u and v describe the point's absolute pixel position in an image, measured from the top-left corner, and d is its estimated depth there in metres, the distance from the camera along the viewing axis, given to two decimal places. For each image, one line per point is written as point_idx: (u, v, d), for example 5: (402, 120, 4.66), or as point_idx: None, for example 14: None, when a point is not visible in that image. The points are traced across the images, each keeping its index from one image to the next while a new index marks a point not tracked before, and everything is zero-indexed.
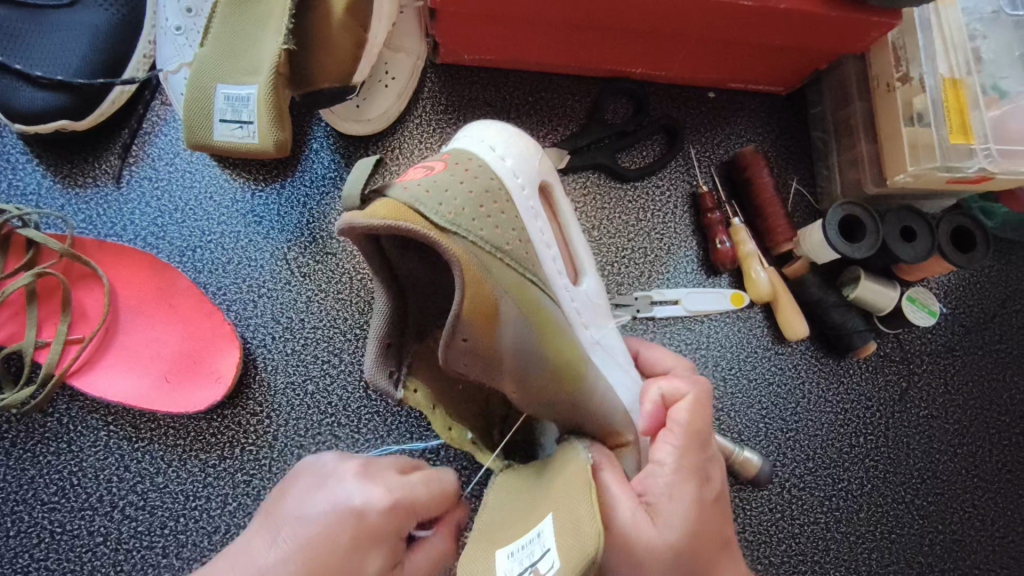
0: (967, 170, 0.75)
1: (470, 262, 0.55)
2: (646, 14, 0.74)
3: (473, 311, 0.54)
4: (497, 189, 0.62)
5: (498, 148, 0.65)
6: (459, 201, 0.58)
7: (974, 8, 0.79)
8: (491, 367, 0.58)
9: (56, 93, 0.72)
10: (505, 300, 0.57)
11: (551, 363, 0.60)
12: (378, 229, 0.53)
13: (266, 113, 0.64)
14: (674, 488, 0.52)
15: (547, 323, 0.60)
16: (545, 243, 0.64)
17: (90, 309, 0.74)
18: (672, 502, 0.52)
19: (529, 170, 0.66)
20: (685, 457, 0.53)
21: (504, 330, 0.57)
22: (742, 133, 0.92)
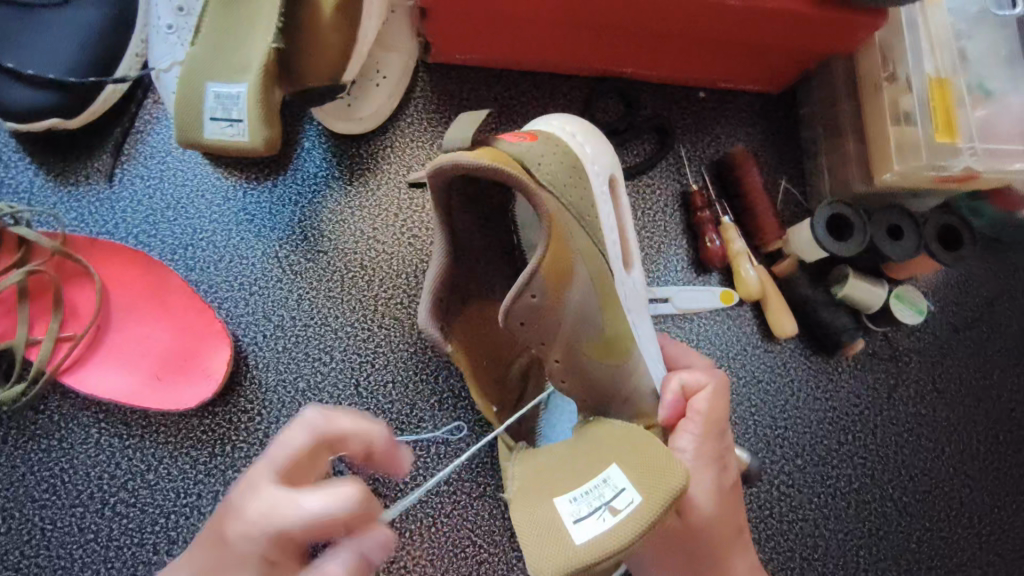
0: (953, 169, 0.76)
1: (556, 223, 0.59)
2: (635, 14, 0.75)
3: (548, 267, 0.58)
4: (579, 169, 0.64)
5: (579, 136, 0.68)
6: (552, 168, 0.61)
7: (960, 9, 0.80)
8: (554, 322, 0.61)
9: (48, 91, 0.72)
10: (572, 267, 0.60)
11: (607, 332, 0.63)
12: (480, 172, 0.56)
13: (256, 111, 0.65)
14: (697, 469, 0.58)
15: (610, 299, 0.64)
16: (609, 227, 0.66)
17: (81, 306, 0.74)
18: (699, 480, 0.57)
19: (604, 162, 0.68)
20: (703, 444, 0.58)
21: (571, 293, 0.61)
22: (733, 132, 0.93)
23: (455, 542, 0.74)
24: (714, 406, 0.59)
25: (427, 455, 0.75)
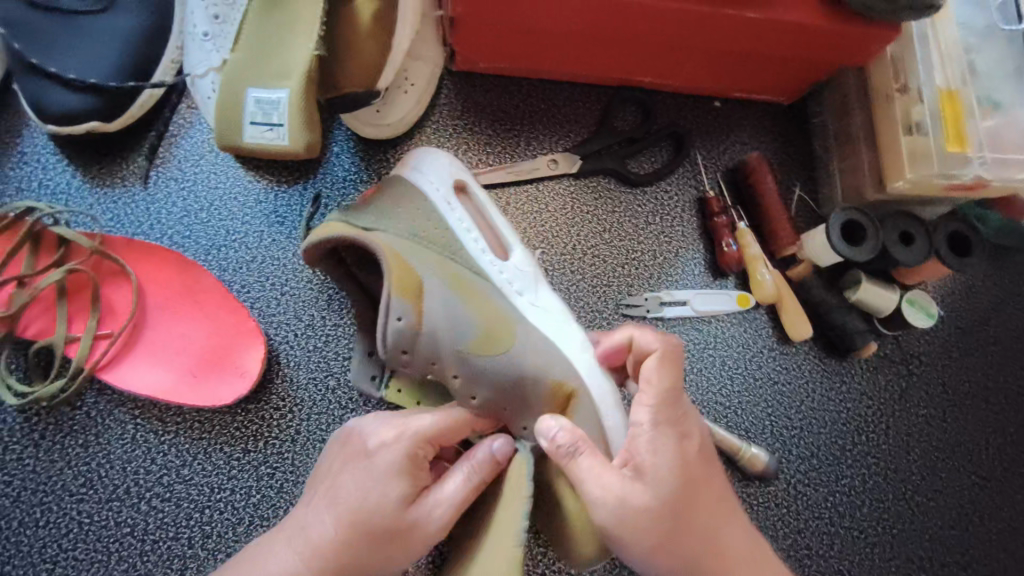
0: (964, 178, 0.79)
1: (391, 248, 0.66)
2: (658, 27, 0.78)
3: (400, 290, 0.65)
4: (414, 192, 0.72)
5: (420, 162, 0.74)
6: (382, 206, 0.70)
7: (970, 23, 0.83)
8: (430, 343, 0.68)
9: (89, 95, 0.74)
10: (427, 279, 0.68)
11: (481, 329, 0.68)
12: (318, 241, 0.66)
13: (298, 116, 0.67)
14: (655, 443, 0.59)
15: (474, 296, 0.69)
16: (465, 228, 0.72)
17: (118, 304, 0.76)
18: (655, 458, 0.58)
19: (443, 171, 0.73)
20: (659, 411, 0.60)
21: (428, 305, 0.67)
22: (747, 140, 0.95)
23: None
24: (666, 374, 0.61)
25: None
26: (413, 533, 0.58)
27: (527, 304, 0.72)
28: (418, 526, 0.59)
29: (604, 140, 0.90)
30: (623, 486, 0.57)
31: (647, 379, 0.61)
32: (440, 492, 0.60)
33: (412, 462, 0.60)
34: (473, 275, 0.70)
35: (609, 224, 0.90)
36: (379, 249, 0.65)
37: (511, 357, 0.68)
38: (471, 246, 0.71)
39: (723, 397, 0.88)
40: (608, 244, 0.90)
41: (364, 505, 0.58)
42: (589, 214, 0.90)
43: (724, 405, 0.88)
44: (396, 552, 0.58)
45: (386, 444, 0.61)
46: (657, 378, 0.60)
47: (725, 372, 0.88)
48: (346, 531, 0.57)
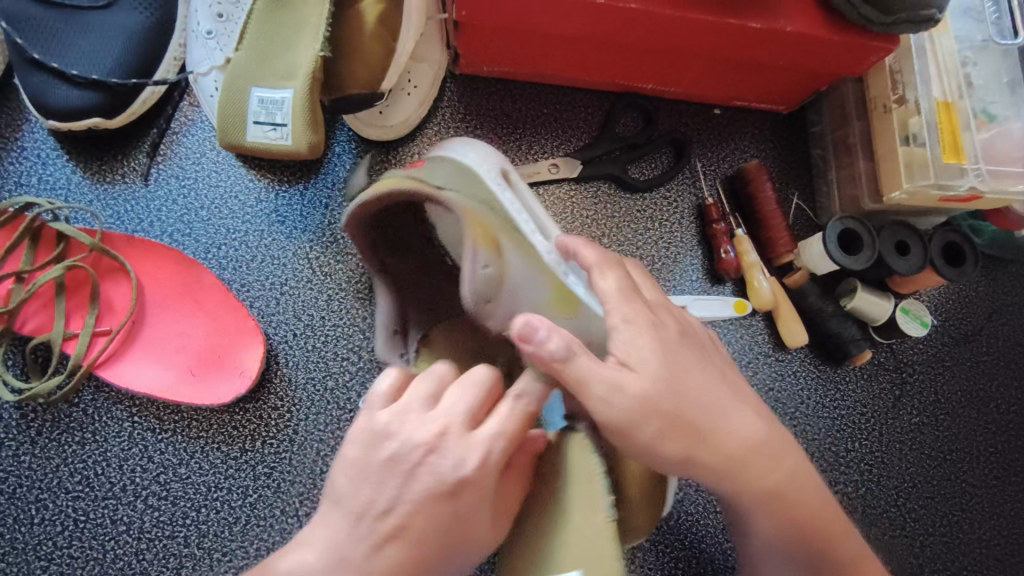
0: (960, 189, 0.80)
1: (470, 206, 0.66)
2: (660, 35, 0.78)
3: (478, 241, 0.66)
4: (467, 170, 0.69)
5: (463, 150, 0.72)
6: (443, 171, 0.68)
7: (966, 36, 0.84)
8: (510, 299, 0.68)
9: (91, 92, 0.74)
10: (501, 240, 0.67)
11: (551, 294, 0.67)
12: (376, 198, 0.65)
13: (302, 117, 0.67)
14: (635, 339, 0.57)
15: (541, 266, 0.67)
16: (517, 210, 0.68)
17: (117, 301, 0.75)
18: (639, 352, 0.56)
19: (489, 159, 0.72)
20: (627, 307, 0.58)
21: (506, 259, 0.67)
22: (746, 148, 0.96)
23: None
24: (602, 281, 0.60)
25: None
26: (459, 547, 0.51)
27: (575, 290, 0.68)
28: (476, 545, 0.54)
29: (605, 146, 0.91)
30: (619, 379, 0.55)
31: (600, 287, 0.60)
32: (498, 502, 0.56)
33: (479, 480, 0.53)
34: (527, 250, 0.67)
35: (609, 229, 0.91)
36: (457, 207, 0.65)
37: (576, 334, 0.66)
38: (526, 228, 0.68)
39: None
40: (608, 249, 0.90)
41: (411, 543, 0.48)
42: (589, 220, 0.91)
43: None
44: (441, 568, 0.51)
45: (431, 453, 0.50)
46: (607, 285, 0.59)
47: None
48: (381, 546, 0.49)
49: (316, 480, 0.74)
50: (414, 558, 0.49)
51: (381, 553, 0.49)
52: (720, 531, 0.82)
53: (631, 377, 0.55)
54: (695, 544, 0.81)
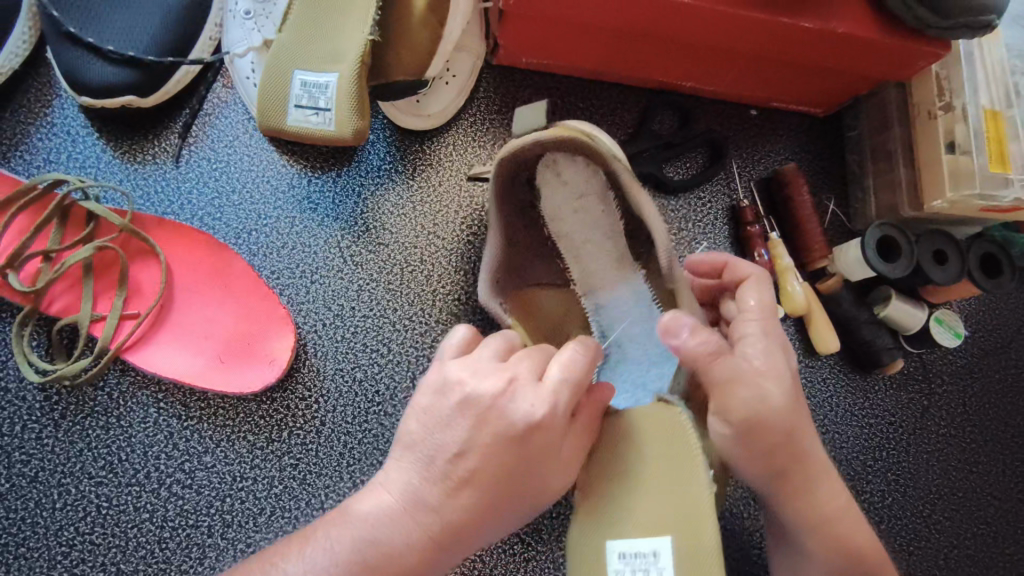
0: (1003, 199, 0.79)
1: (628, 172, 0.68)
2: (708, 31, 0.76)
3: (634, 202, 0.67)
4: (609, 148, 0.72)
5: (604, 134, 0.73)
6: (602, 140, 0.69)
7: (1016, 45, 0.84)
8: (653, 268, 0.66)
9: (127, 69, 0.73)
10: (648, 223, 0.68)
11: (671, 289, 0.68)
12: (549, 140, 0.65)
13: (348, 103, 0.65)
14: (768, 353, 0.58)
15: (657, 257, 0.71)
16: None
17: (145, 284, 0.74)
18: (769, 363, 0.58)
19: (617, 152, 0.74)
20: (766, 327, 0.60)
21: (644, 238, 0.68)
22: (781, 151, 0.95)
23: (504, 539, 0.76)
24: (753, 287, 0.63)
25: None
26: (536, 482, 0.51)
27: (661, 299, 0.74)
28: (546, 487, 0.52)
29: (642, 144, 0.89)
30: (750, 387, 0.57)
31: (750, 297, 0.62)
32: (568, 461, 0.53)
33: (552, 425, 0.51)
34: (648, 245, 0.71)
35: None
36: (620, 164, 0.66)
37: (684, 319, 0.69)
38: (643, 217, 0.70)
39: None
40: None
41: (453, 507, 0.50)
42: None
43: None
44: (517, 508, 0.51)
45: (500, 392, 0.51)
46: (755, 296, 0.62)
47: None
48: (458, 488, 0.50)
49: (341, 473, 0.73)
50: (498, 496, 0.50)
51: (455, 498, 0.50)
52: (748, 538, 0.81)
53: (760, 387, 0.57)
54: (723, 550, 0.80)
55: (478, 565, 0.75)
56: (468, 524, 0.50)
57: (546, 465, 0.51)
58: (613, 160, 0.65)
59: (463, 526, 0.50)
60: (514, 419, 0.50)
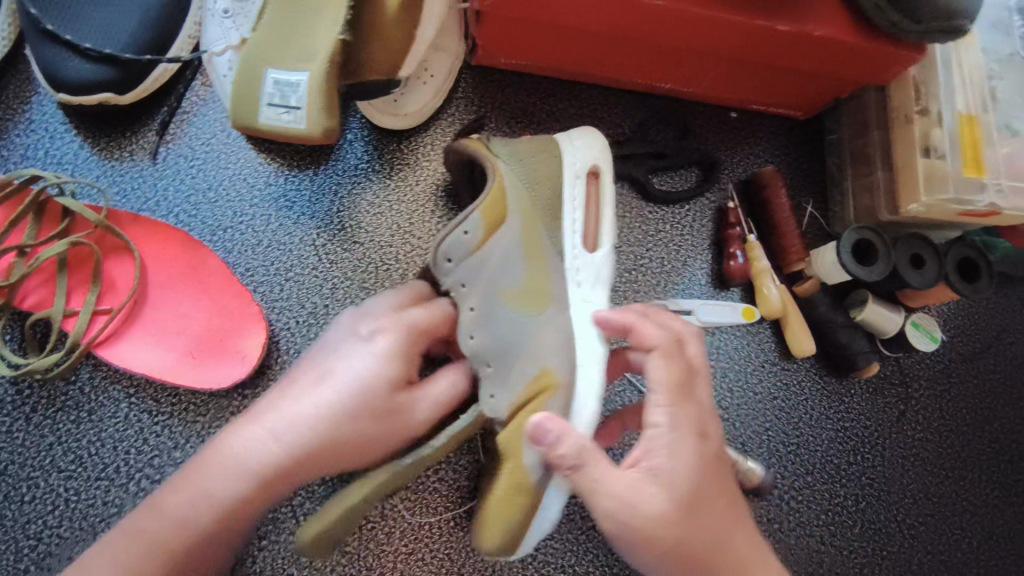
0: (978, 205, 0.79)
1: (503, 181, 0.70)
2: (684, 34, 0.76)
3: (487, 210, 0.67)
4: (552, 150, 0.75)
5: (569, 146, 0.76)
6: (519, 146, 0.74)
7: (993, 49, 0.83)
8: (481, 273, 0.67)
9: (104, 66, 0.73)
10: (541, 232, 0.71)
11: (524, 286, 0.68)
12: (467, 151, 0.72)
13: (318, 100, 0.66)
14: (673, 446, 0.58)
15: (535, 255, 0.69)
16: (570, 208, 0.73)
17: (119, 280, 0.74)
18: (671, 461, 0.58)
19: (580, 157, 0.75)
20: (673, 412, 0.60)
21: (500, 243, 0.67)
22: (761, 153, 0.95)
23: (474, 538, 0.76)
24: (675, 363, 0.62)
25: None
26: (401, 417, 0.61)
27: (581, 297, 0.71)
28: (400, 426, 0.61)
29: (635, 149, 0.90)
30: (639, 490, 0.57)
31: (654, 374, 0.62)
32: (429, 390, 0.64)
33: (408, 350, 0.63)
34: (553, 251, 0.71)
35: (621, 229, 0.90)
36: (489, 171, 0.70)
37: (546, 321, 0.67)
38: (567, 229, 0.73)
39: (724, 408, 0.87)
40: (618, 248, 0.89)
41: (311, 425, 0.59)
42: None
43: (724, 416, 0.87)
44: (379, 446, 0.60)
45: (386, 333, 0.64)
46: (661, 372, 0.62)
47: (727, 384, 0.88)
48: (331, 409, 0.59)
49: None
50: (352, 423, 0.59)
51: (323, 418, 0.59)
52: None
53: (648, 492, 0.57)
54: None
55: (447, 565, 0.75)
56: (332, 454, 0.59)
57: (401, 397, 0.62)
58: (483, 159, 0.71)
59: (323, 451, 0.59)
60: (362, 350, 0.63)
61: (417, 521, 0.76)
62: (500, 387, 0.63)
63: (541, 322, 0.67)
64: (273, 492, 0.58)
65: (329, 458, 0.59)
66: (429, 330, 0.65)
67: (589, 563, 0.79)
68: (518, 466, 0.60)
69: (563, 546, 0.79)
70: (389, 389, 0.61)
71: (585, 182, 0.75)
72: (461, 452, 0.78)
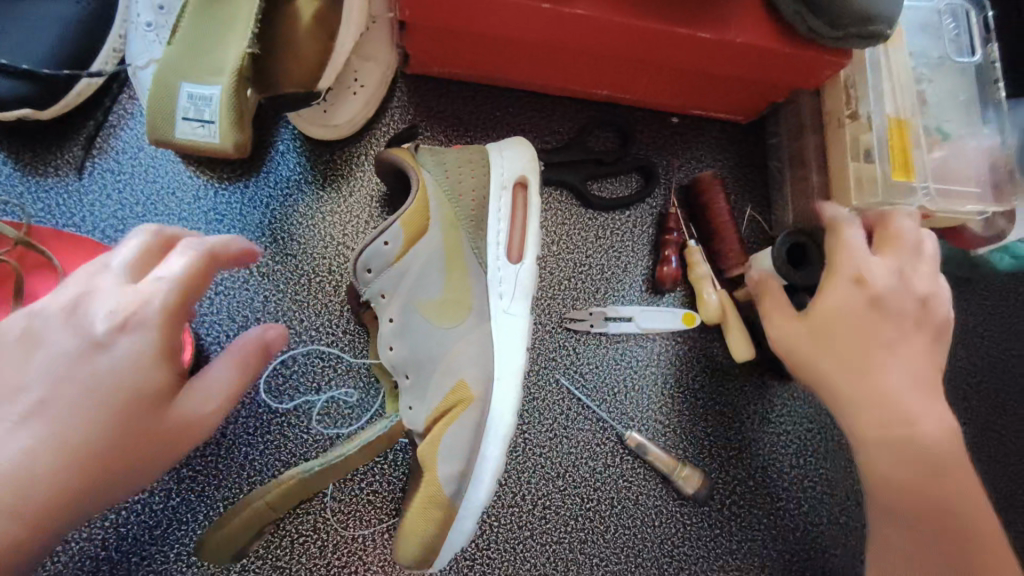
0: (909, 207, 0.79)
1: (427, 190, 0.71)
2: (610, 41, 0.76)
3: (407, 220, 0.68)
4: (478, 160, 0.75)
5: (497, 157, 0.76)
6: (446, 155, 0.74)
7: (922, 52, 0.84)
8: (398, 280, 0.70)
9: (20, 82, 0.72)
10: (463, 243, 0.72)
11: (444, 296, 0.71)
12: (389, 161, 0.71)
13: (228, 115, 0.66)
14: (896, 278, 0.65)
15: (456, 265, 0.71)
16: (495, 217, 0.74)
17: (43, 297, 0.73)
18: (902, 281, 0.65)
19: (508, 166, 0.75)
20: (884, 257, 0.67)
21: (418, 254, 0.70)
22: (703, 157, 0.94)
23: None
24: (839, 278, 0.66)
25: (382, 461, 0.77)
26: (175, 428, 0.52)
27: (502, 309, 0.73)
28: (177, 435, 0.52)
29: (574, 154, 0.89)
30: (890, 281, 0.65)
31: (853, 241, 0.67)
32: (204, 385, 0.54)
33: (172, 341, 0.51)
34: (476, 262, 0.73)
35: (559, 235, 0.89)
36: (413, 176, 0.70)
37: (463, 331, 0.70)
38: (491, 241, 0.74)
39: (665, 413, 0.86)
40: (556, 255, 0.88)
41: (38, 460, 0.46)
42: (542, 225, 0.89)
43: (665, 421, 0.86)
44: (164, 456, 0.52)
45: (125, 327, 0.50)
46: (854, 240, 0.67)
47: (667, 389, 0.87)
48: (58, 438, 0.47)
49: (240, 484, 0.74)
50: (102, 451, 0.48)
51: (49, 449, 0.47)
52: (657, 545, 0.82)
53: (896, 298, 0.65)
54: (631, 559, 0.82)
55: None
56: (89, 485, 0.48)
57: (181, 417, 0.52)
58: (403, 164, 0.71)
59: (62, 495, 0.47)
60: (105, 359, 0.49)
61: (350, 534, 0.75)
62: (419, 398, 0.68)
63: (460, 333, 0.70)
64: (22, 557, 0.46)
65: (91, 492, 0.48)
66: (183, 303, 0.52)
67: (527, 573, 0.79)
68: (434, 480, 0.64)
69: (501, 556, 0.79)
70: (152, 397, 0.50)
71: (511, 193, 0.75)
72: (394, 464, 0.77)
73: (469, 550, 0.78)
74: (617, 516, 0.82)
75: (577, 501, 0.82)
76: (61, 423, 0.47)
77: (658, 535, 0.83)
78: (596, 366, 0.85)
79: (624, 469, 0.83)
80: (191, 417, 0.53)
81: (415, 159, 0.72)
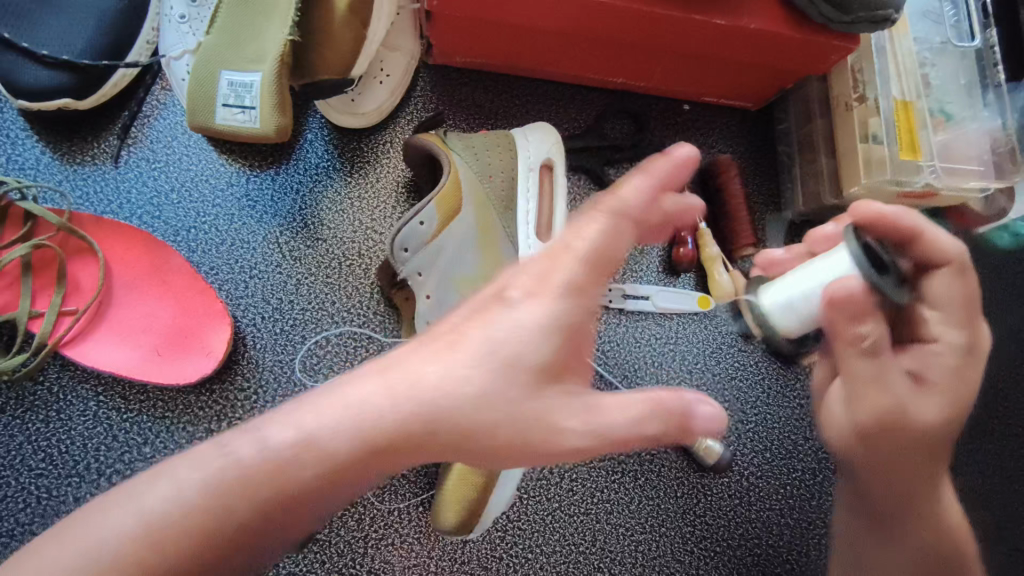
0: (916, 185, 0.83)
1: (456, 170, 0.74)
2: (628, 27, 0.79)
3: (442, 198, 0.72)
4: (504, 141, 0.78)
5: (522, 139, 0.79)
6: (473, 138, 0.77)
7: (925, 38, 0.88)
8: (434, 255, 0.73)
9: (62, 73, 0.74)
10: (494, 220, 0.76)
11: (477, 273, 0.75)
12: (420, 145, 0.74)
13: (270, 99, 0.69)
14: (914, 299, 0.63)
15: (489, 242, 0.76)
16: (523, 196, 0.78)
17: (85, 282, 0.76)
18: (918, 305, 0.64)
19: (533, 148, 0.79)
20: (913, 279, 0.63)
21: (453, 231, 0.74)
22: (714, 143, 0.98)
23: None
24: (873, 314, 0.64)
25: None
26: (546, 426, 0.46)
27: None
28: (545, 436, 0.46)
29: (590, 141, 0.92)
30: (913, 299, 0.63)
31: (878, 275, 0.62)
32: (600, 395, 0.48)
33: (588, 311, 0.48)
34: (507, 243, 0.77)
35: None
36: (444, 156, 0.73)
37: None
38: (519, 219, 0.77)
39: (683, 389, 0.89)
40: None
41: (398, 415, 0.45)
42: None
43: None
44: (505, 459, 0.47)
45: (532, 294, 0.48)
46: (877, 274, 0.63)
47: (685, 366, 0.90)
48: (462, 399, 0.46)
49: None
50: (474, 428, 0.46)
51: (436, 402, 0.46)
52: (679, 515, 0.85)
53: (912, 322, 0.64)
54: (655, 529, 0.85)
55: (417, 548, 0.78)
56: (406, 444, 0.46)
57: (554, 417, 0.47)
58: (434, 146, 0.74)
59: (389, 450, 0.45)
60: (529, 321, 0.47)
61: (387, 507, 0.78)
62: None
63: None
64: (335, 487, 0.46)
65: (404, 454, 0.46)
66: (602, 261, 0.49)
67: (555, 543, 0.82)
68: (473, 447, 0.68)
69: (531, 527, 0.81)
70: (532, 374, 0.46)
71: (538, 174, 0.79)
72: None
73: (501, 521, 0.81)
74: (640, 488, 0.85)
75: (605, 474, 0.84)
76: (454, 384, 0.46)
77: (680, 505, 0.86)
78: (617, 345, 0.88)
79: (647, 443, 0.86)
80: (569, 419, 0.47)
81: (442, 142, 0.75)
